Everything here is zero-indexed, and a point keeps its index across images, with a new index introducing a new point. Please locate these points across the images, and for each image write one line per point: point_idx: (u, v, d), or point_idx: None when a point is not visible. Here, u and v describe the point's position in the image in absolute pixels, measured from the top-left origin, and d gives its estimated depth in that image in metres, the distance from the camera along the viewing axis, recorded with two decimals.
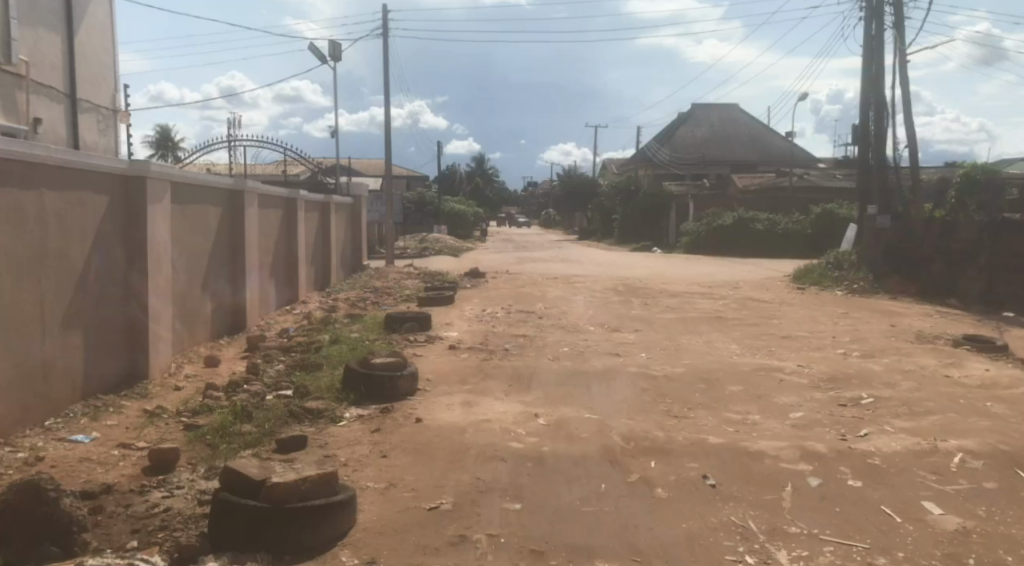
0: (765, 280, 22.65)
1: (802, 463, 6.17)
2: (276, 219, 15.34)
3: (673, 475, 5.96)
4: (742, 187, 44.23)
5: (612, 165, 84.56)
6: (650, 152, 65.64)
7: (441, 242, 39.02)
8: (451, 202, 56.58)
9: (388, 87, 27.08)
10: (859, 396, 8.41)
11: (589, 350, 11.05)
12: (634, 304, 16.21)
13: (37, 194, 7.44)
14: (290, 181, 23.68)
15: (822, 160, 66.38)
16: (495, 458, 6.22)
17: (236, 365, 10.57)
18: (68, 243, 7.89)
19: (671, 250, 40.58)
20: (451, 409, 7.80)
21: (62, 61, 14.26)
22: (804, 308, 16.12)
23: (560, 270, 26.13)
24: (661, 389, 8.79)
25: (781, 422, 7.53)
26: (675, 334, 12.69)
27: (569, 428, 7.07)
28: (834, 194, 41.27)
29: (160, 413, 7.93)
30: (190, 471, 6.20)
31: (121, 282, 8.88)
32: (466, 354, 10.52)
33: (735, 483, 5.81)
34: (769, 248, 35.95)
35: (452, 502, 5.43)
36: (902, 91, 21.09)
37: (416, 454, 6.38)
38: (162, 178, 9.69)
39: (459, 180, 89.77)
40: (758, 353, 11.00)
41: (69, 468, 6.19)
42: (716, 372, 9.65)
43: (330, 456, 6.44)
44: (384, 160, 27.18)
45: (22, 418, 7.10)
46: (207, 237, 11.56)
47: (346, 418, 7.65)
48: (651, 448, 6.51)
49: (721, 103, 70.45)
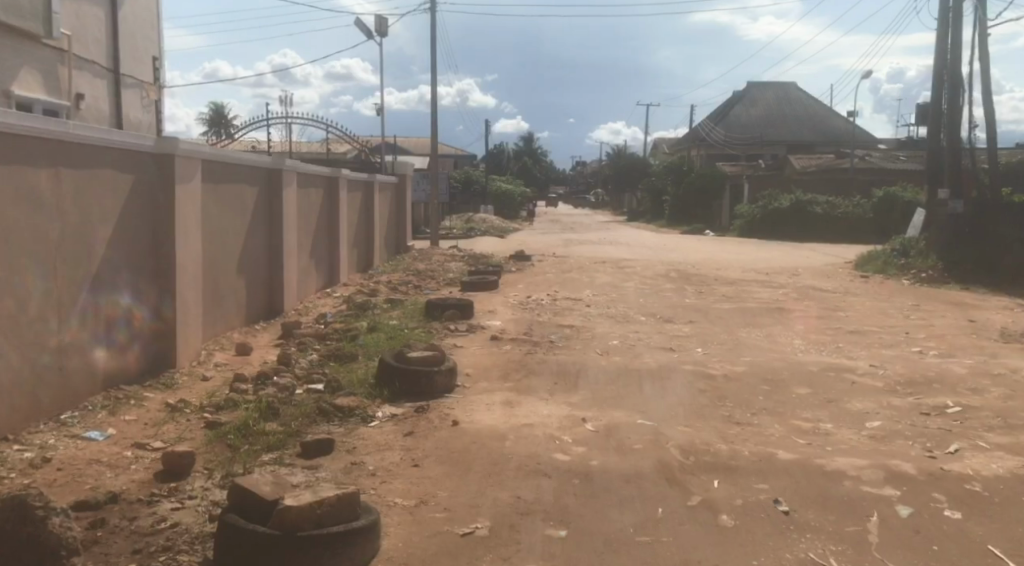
0: (825, 267, 21.64)
1: (888, 487, 5.41)
2: (317, 198, 14.84)
3: (739, 498, 5.26)
4: (799, 169, 42.88)
5: (663, 144, 83.05)
6: (703, 130, 64.01)
7: (487, 223, 38.48)
8: (498, 181, 56.16)
9: (435, 64, 26.44)
10: (943, 404, 7.60)
11: (641, 344, 10.32)
12: (687, 292, 15.44)
13: (54, 172, 6.91)
14: (334, 160, 23.27)
15: (882, 141, 64.28)
16: (538, 473, 5.57)
17: (269, 354, 10.07)
18: (86, 228, 7.38)
19: (725, 233, 39.52)
20: (491, 410, 7.18)
21: (105, 36, 13.87)
22: (871, 299, 15.19)
23: (609, 252, 25.33)
24: (721, 390, 8.08)
25: (856, 434, 6.77)
26: (734, 326, 11.93)
27: (620, 437, 6.39)
28: (897, 177, 39.69)
29: (182, 407, 7.42)
30: (205, 479, 5.67)
31: (147, 265, 8.41)
32: (510, 347, 9.88)
33: (811, 511, 5.08)
34: (829, 233, 34.66)
35: (488, 527, 4.79)
36: (980, 68, 19.84)
37: (451, 465, 5.77)
38: (192, 155, 9.15)
39: (506, 160, 89.30)
40: (825, 351, 10.19)
41: (77, 472, 5.70)
42: (781, 371, 8.86)
43: (357, 464, 5.87)
44: (430, 137, 26.61)
45: (36, 412, 6.62)
46: (241, 215, 11.07)
47: (377, 418, 7.08)
48: (713, 464, 5.81)
49: (777, 82, 68.72)
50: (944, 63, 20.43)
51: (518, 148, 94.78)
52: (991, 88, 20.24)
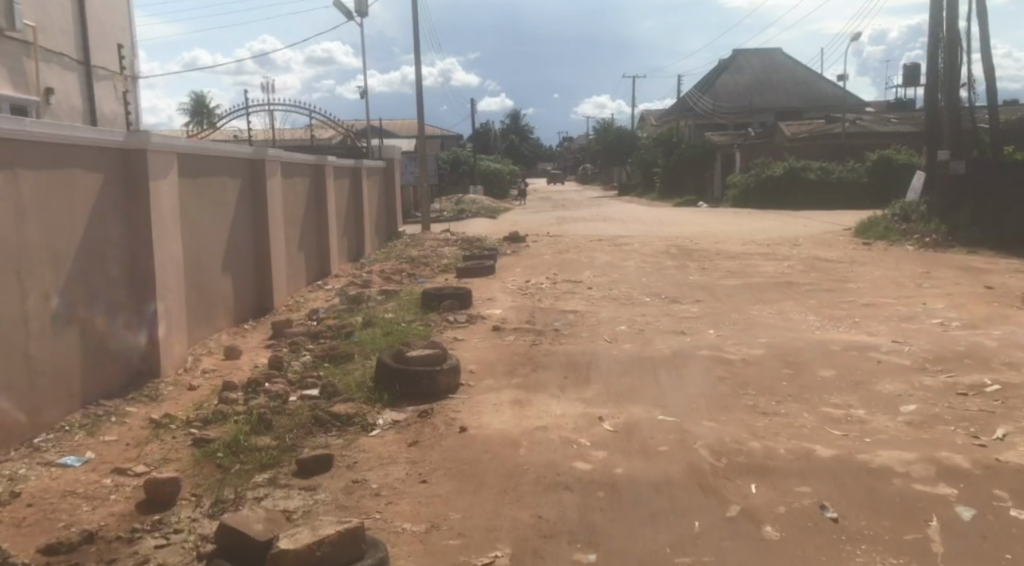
0: (824, 236, 21.18)
1: (942, 484, 4.94)
2: (302, 187, 14.22)
3: (781, 505, 4.78)
4: (791, 134, 42.33)
5: (649, 116, 82.43)
6: (691, 100, 63.32)
7: (478, 203, 37.89)
8: (486, 161, 55.38)
9: (417, 44, 25.70)
10: (980, 382, 7.14)
11: (650, 328, 9.82)
12: (690, 269, 14.93)
13: (13, 174, 6.32)
14: (319, 147, 22.60)
15: (871, 104, 63.78)
16: (558, 487, 5.06)
17: (259, 356, 9.53)
18: (53, 235, 6.81)
19: (718, 204, 39.04)
20: (500, 412, 6.68)
21: (72, 26, 13.19)
22: (879, 268, 14.69)
23: (605, 230, 24.76)
24: (742, 377, 7.60)
25: (893, 421, 6.30)
26: (744, 304, 11.43)
27: (642, 438, 5.90)
28: (891, 140, 39.13)
29: (167, 423, 6.89)
30: (192, 507, 5.14)
31: (123, 273, 7.82)
32: (513, 337, 9.37)
33: (863, 517, 4.60)
34: (824, 199, 34.22)
35: (509, 555, 4.31)
36: (977, 25, 19.32)
37: (461, 480, 5.28)
38: (166, 149, 8.54)
39: (494, 138, 88.44)
40: (842, 327, 9.71)
41: (48, 508, 5.17)
42: (801, 353, 8.37)
43: (359, 481, 5.37)
44: (417, 119, 25.92)
45: (5, 438, 6.08)
46: (223, 210, 10.48)
47: (379, 426, 6.56)
48: (749, 465, 5.32)
49: (762, 49, 68.10)
50: (940, 21, 19.83)
51: (504, 127, 93.87)
52: (989, 45, 19.67)
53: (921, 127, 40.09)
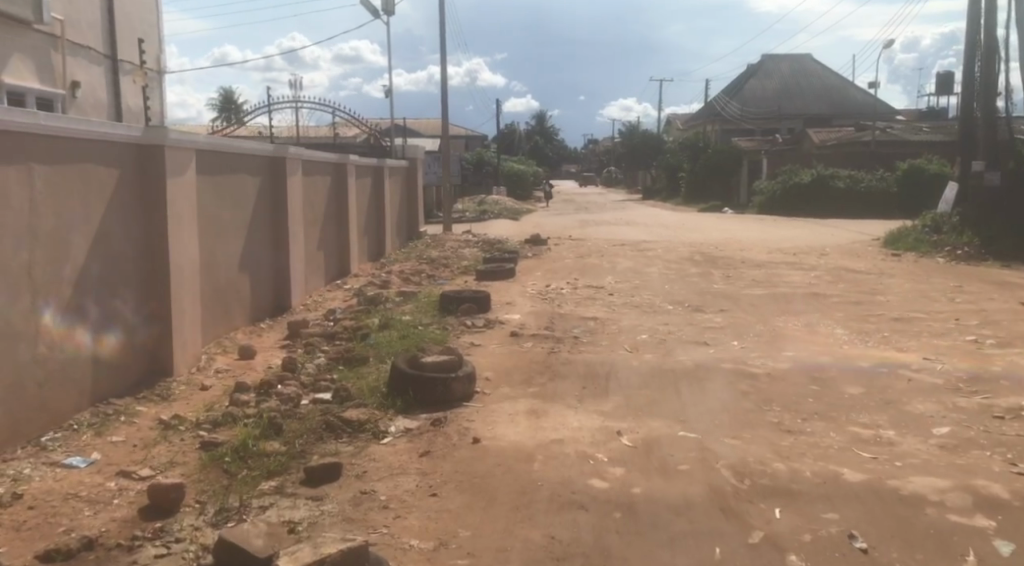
0: (852, 245, 20.79)
1: (979, 515, 4.69)
2: (324, 185, 14.10)
3: (807, 532, 4.55)
4: (820, 141, 41.83)
5: (675, 120, 81.98)
6: (718, 104, 62.82)
7: (500, 205, 37.71)
8: (511, 162, 55.21)
9: (444, 44, 25.57)
10: (1016, 405, 6.85)
11: (672, 338, 9.58)
12: (714, 277, 14.66)
13: (26, 169, 6.21)
14: (343, 145, 22.50)
15: (902, 112, 62.97)
16: (573, 506, 4.87)
17: (273, 356, 9.41)
18: (65, 232, 6.69)
19: (743, 210, 38.65)
20: (515, 423, 6.49)
21: (101, 19, 13.16)
22: (908, 280, 14.35)
23: (628, 234, 24.51)
24: (766, 392, 7.36)
25: (925, 444, 6.04)
26: (769, 315, 11.16)
27: (661, 455, 5.68)
28: (921, 149, 38.56)
29: (176, 425, 6.76)
30: (195, 515, 4.99)
31: (137, 271, 7.71)
32: (531, 344, 9.18)
33: (894, 548, 4.37)
34: (852, 208, 33.76)
35: None
36: (1016, 34, 18.89)
37: (473, 494, 5.09)
38: (184, 145, 8.42)
39: (519, 139, 88.30)
40: (871, 342, 9.42)
41: (50, 511, 5.05)
42: (828, 369, 8.10)
43: (368, 493, 5.20)
44: (442, 118, 25.78)
45: (11, 436, 5.97)
46: (241, 208, 10.37)
47: (391, 434, 6.39)
48: (773, 488, 5.08)
49: (791, 53, 67.50)
50: (977, 29, 19.42)
51: (529, 127, 93.76)
52: None
53: (953, 136, 39.45)
